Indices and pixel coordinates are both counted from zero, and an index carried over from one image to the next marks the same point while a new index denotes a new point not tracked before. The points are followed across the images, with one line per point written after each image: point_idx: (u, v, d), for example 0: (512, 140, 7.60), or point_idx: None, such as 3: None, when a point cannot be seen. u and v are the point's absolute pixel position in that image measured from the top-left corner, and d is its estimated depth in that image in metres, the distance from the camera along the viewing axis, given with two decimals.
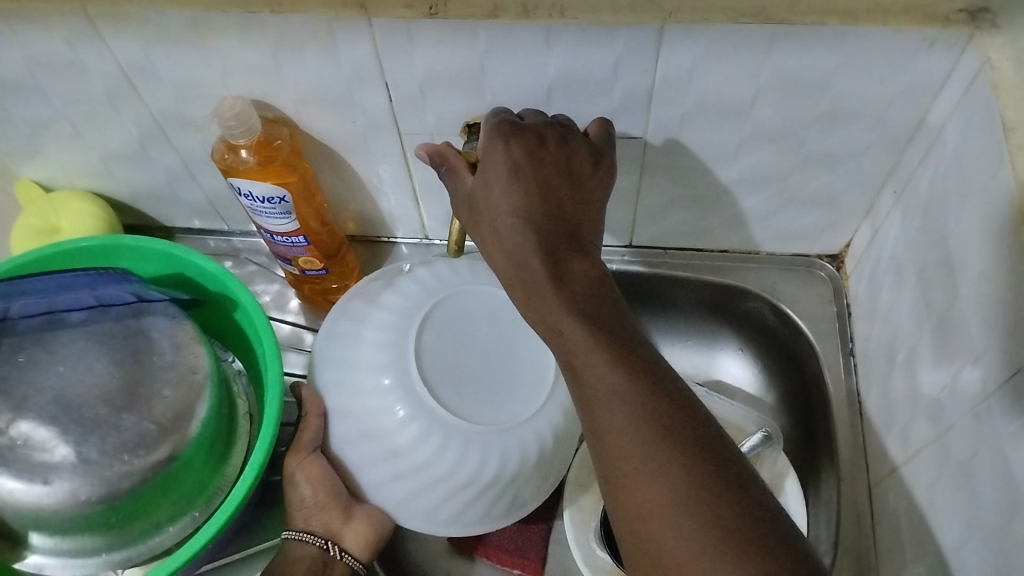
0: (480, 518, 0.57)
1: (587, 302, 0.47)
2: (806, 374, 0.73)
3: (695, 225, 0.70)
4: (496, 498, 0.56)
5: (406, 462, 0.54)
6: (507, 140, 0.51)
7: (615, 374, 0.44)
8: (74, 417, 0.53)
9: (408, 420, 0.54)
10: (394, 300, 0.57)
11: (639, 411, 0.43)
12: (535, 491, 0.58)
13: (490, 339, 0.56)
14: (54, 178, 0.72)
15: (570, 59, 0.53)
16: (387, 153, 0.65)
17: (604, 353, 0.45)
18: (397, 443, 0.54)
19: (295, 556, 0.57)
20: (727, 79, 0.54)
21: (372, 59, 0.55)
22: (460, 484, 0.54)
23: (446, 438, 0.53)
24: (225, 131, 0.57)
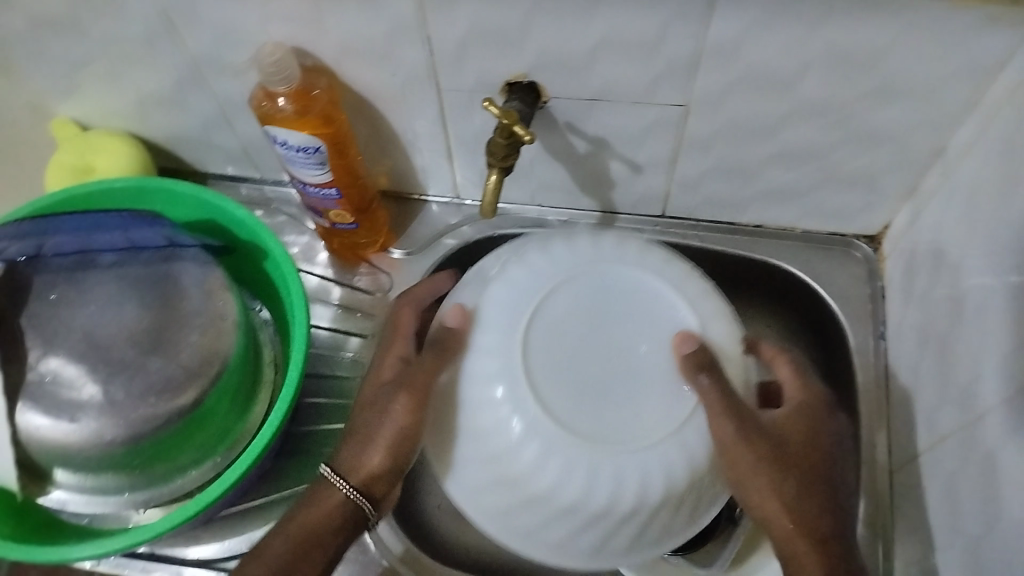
0: (592, 551, 0.52)
1: (801, 442, 0.52)
2: (833, 355, 0.72)
3: (731, 199, 0.69)
4: (607, 533, 0.50)
5: (523, 489, 0.50)
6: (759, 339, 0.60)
7: (814, 506, 0.51)
8: (102, 357, 0.54)
9: (523, 442, 0.50)
10: (514, 280, 0.54)
11: (829, 540, 0.50)
12: (663, 533, 0.52)
13: (612, 333, 0.53)
14: (91, 117, 0.71)
15: (616, 21, 0.52)
16: (425, 108, 0.64)
17: (801, 481, 0.51)
18: (499, 454, 0.51)
19: (326, 501, 0.53)
20: (775, 49, 0.53)
21: (414, 12, 0.54)
22: (566, 511, 0.50)
23: (555, 453, 0.49)
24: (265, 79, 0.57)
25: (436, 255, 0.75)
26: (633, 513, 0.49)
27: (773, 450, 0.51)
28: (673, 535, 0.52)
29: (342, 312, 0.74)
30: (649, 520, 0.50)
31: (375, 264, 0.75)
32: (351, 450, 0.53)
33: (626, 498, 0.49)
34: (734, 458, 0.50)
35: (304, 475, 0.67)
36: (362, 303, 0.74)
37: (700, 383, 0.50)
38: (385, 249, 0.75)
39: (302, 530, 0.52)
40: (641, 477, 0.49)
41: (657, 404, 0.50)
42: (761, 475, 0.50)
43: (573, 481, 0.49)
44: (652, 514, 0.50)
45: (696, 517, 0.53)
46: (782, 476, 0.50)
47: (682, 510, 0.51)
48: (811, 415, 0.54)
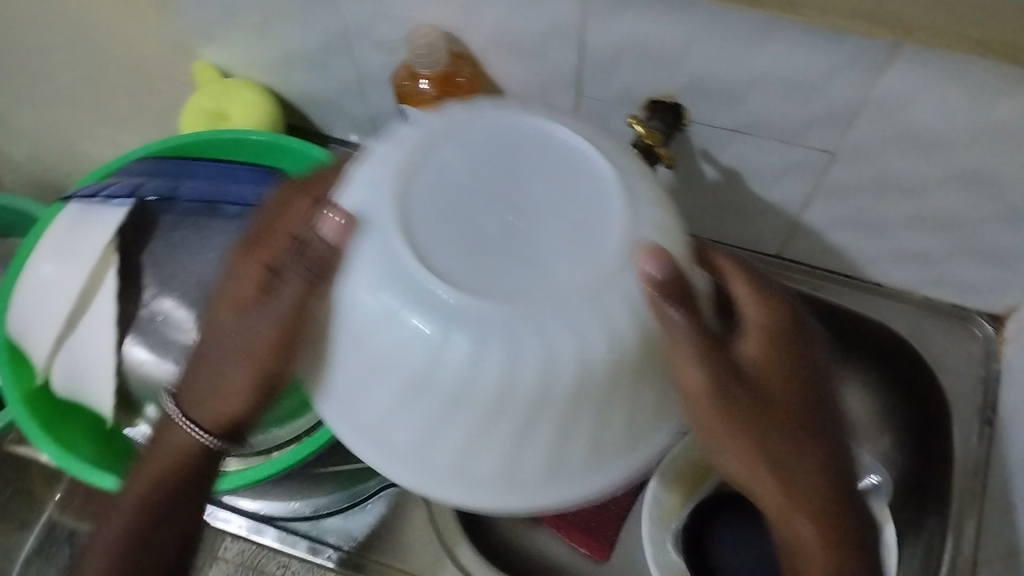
0: (516, 478, 0.42)
1: (791, 422, 0.42)
2: (931, 429, 0.69)
3: (855, 252, 0.67)
4: (492, 430, 0.41)
5: (431, 386, 0.40)
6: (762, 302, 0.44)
7: (809, 483, 0.42)
8: None
9: (402, 306, 0.39)
10: (394, 137, 0.44)
11: (827, 484, 0.42)
12: (586, 458, 0.42)
13: (486, 177, 0.42)
14: (232, 65, 0.73)
15: (784, 56, 0.50)
16: (562, 110, 0.63)
17: (820, 475, 0.42)
18: (375, 336, 0.40)
19: (163, 442, 0.50)
20: (946, 111, 0.50)
21: (578, 16, 0.53)
22: (454, 393, 0.40)
23: (481, 332, 0.38)
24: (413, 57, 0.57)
25: None
26: (550, 402, 0.40)
27: (754, 401, 0.41)
28: (604, 466, 0.43)
29: None
30: (608, 417, 0.41)
31: None
32: (193, 388, 0.46)
33: (562, 390, 0.39)
34: (708, 427, 0.41)
35: None
36: None
37: (691, 373, 0.40)
38: None
39: (146, 495, 0.50)
40: (575, 337, 0.38)
41: (565, 330, 0.38)
42: (722, 446, 0.42)
43: (462, 363, 0.39)
44: (578, 405, 0.40)
45: (655, 426, 0.43)
46: (776, 438, 0.41)
47: (585, 412, 0.40)
48: (783, 352, 0.43)
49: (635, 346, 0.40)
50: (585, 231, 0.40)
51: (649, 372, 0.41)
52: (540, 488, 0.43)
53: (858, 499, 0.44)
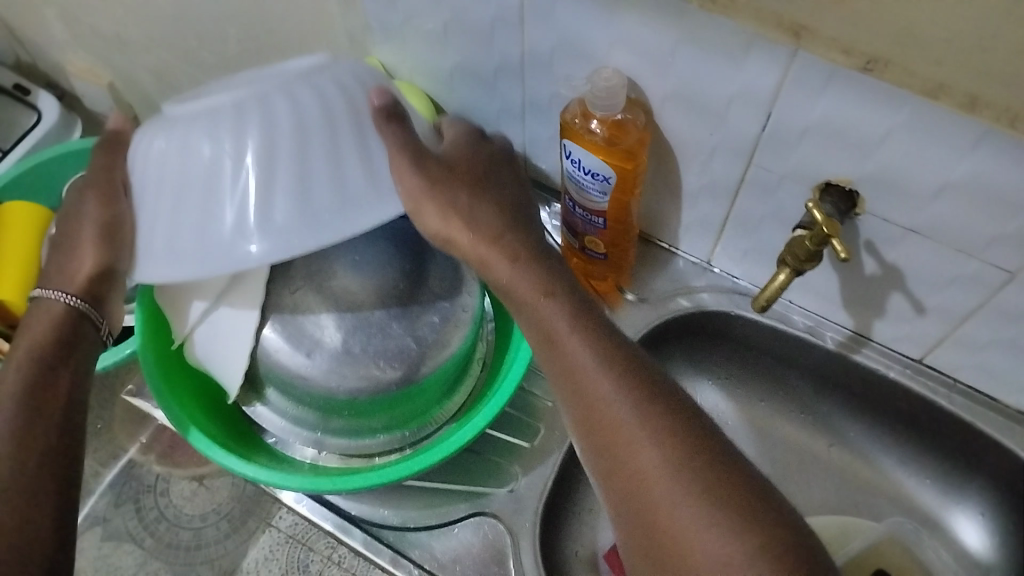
0: (314, 212, 0.51)
1: (557, 302, 0.52)
2: None
3: (1004, 376, 0.62)
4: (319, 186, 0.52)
5: (188, 147, 0.52)
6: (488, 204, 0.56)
7: (611, 386, 0.47)
8: (355, 308, 0.55)
9: (217, 139, 0.51)
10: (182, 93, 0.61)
11: (610, 369, 0.48)
12: (370, 183, 0.53)
13: (205, 88, 0.59)
14: (399, 66, 0.73)
15: (988, 167, 0.48)
16: (725, 174, 0.61)
17: (596, 349, 0.49)
18: (199, 155, 0.52)
19: (41, 310, 0.58)
20: None
21: (772, 87, 0.52)
22: (211, 161, 0.51)
23: (208, 111, 0.52)
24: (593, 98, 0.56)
25: (664, 313, 0.73)
26: (314, 138, 0.52)
27: (496, 229, 0.55)
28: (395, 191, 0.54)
29: None
30: (372, 154, 0.54)
31: (604, 299, 0.74)
32: (60, 264, 0.59)
33: (313, 117, 0.52)
34: (491, 261, 0.54)
35: (473, 478, 0.67)
36: None
37: (456, 202, 0.54)
38: (618, 289, 0.74)
39: (40, 344, 0.56)
40: (261, 107, 0.52)
41: (286, 98, 0.52)
42: (442, 206, 0.53)
43: (259, 123, 0.51)
44: (333, 128, 0.53)
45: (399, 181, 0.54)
46: (552, 313, 0.51)
47: (348, 135, 0.53)
48: (512, 192, 0.58)
49: (345, 114, 0.53)
50: (225, 81, 0.59)
51: (367, 125, 0.54)
52: (343, 217, 0.52)
53: (665, 400, 0.47)
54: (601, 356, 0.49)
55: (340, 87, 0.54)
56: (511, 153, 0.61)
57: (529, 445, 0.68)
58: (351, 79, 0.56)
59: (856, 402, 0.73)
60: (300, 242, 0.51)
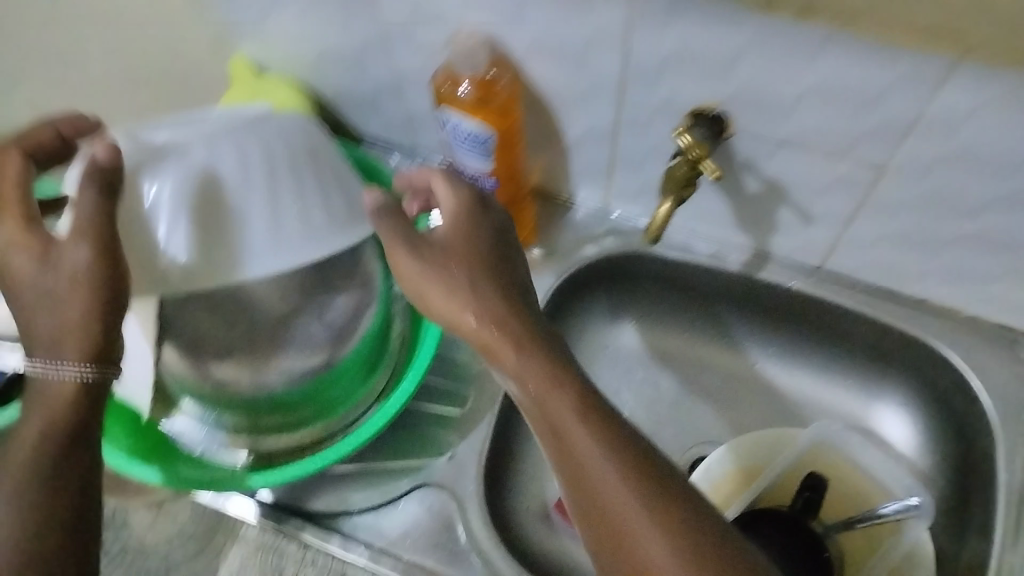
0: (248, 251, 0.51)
1: (546, 375, 0.46)
2: (973, 451, 0.66)
3: (899, 267, 0.65)
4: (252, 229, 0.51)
5: None
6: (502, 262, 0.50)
7: (623, 487, 0.42)
8: (254, 308, 0.54)
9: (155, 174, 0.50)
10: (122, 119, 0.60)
11: (609, 440, 0.43)
12: (304, 227, 0.53)
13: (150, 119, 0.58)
14: (267, 60, 0.72)
15: (834, 70, 0.49)
16: (601, 118, 0.62)
17: (593, 416, 0.44)
18: (129, 193, 0.50)
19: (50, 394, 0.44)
20: (1005, 133, 0.48)
21: (623, 24, 0.52)
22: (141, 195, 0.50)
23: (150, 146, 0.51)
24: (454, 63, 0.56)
25: (574, 262, 0.73)
26: (251, 180, 0.52)
27: (500, 307, 0.48)
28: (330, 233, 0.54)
29: None
30: (308, 196, 0.53)
31: None
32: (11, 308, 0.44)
33: (256, 165, 0.52)
34: (489, 343, 0.47)
35: (408, 454, 0.68)
36: None
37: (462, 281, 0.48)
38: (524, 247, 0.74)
39: (57, 420, 0.44)
40: (209, 147, 0.51)
41: (232, 142, 0.52)
42: (449, 285, 0.48)
43: (204, 166, 0.51)
44: (273, 173, 0.52)
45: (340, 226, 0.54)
46: (552, 401, 0.45)
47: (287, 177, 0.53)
48: (512, 272, 0.50)
49: (287, 160, 0.53)
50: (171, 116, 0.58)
51: (306, 174, 0.54)
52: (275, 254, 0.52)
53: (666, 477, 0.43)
54: (598, 425, 0.44)
55: (282, 135, 0.54)
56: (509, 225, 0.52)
57: (460, 411, 0.69)
58: (292, 125, 0.55)
59: (771, 319, 0.75)
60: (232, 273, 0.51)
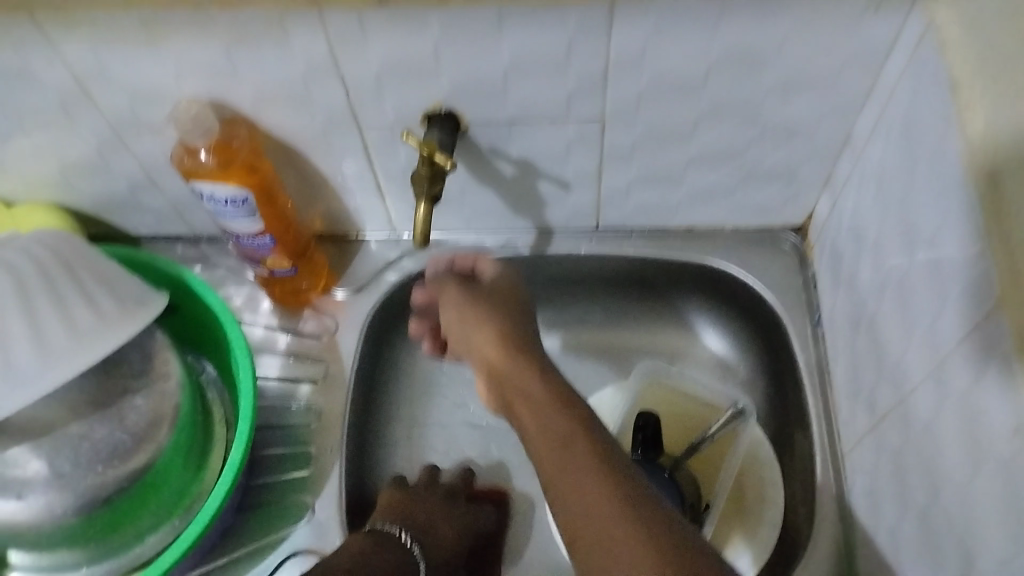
0: (19, 370, 0.51)
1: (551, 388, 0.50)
2: (777, 345, 0.72)
3: (660, 204, 0.71)
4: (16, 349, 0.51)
5: None
6: (504, 301, 0.59)
7: (585, 453, 0.44)
8: (48, 431, 0.52)
9: None
10: None
11: (564, 413, 0.47)
12: (72, 339, 0.53)
13: None
14: (13, 192, 0.71)
15: (522, 45, 0.54)
16: (350, 149, 0.65)
17: (547, 398, 0.49)
18: None
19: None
20: (680, 56, 0.55)
21: (327, 56, 0.56)
22: None
23: None
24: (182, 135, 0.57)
25: (380, 293, 0.75)
26: (0, 304, 0.51)
27: (524, 354, 0.53)
28: (102, 337, 0.54)
29: (292, 359, 0.73)
30: (68, 303, 0.53)
31: (319, 306, 0.75)
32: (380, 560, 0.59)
33: (3, 290, 0.52)
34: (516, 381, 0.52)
35: (268, 531, 0.65)
36: (311, 348, 0.73)
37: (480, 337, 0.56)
38: (327, 291, 0.75)
39: None
40: None
41: None
42: (483, 321, 0.57)
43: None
44: (26, 294, 0.52)
45: (111, 326, 0.54)
46: (539, 403, 0.48)
47: (40, 292, 0.53)
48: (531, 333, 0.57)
49: (36, 276, 0.53)
50: None
51: (59, 281, 0.54)
52: (47, 373, 0.51)
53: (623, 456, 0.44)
54: (547, 406, 0.48)
55: (27, 254, 0.54)
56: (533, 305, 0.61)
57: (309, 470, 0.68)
58: (37, 243, 0.55)
59: (578, 290, 0.79)
60: (9, 403, 0.50)
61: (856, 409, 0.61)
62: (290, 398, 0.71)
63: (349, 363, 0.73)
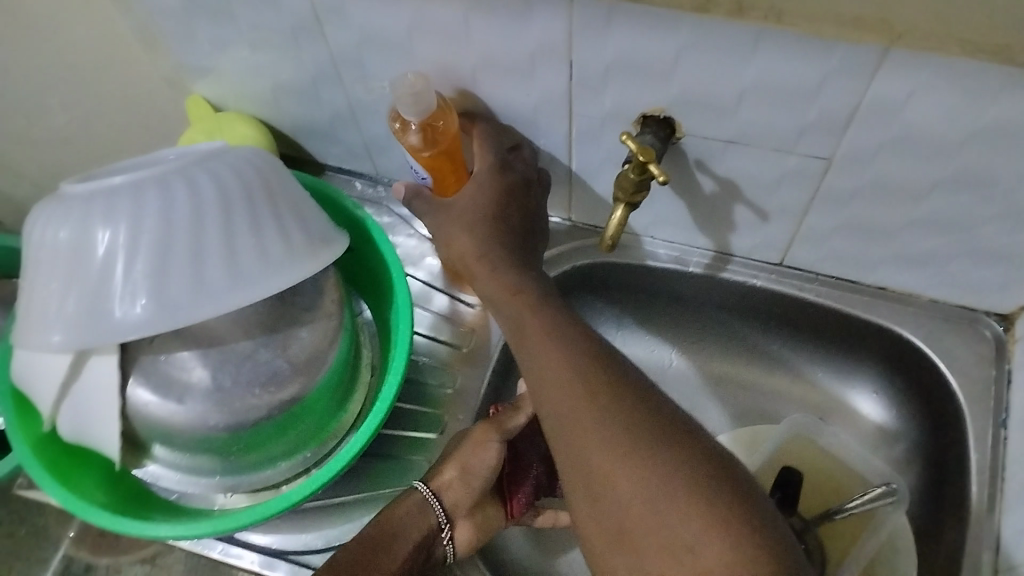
0: (209, 283, 0.51)
1: (567, 345, 0.52)
2: (946, 433, 0.67)
3: (856, 256, 0.66)
4: (210, 261, 0.51)
5: (73, 234, 0.50)
6: (496, 167, 0.62)
7: (595, 411, 0.47)
8: (219, 342, 0.53)
9: (106, 222, 0.50)
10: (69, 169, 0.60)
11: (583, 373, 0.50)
12: (261, 262, 0.53)
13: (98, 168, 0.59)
14: (224, 98, 0.73)
15: (771, 68, 0.50)
16: (554, 129, 0.63)
17: (575, 354, 0.51)
18: (77, 248, 0.50)
19: (414, 521, 0.58)
20: (940, 116, 0.50)
21: (564, 37, 0.53)
22: (96, 244, 0.50)
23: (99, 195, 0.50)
24: (403, 108, 0.57)
25: None
26: (204, 214, 0.52)
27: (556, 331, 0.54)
28: (290, 267, 0.54)
29: (441, 321, 0.73)
30: (262, 226, 0.54)
31: None
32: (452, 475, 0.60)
33: (209, 199, 0.52)
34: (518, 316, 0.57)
35: (388, 484, 0.66)
36: (461, 316, 0.73)
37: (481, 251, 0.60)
38: None
39: (410, 538, 0.58)
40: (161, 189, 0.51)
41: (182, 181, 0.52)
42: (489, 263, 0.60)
43: (156, 208, 0.50)
44: (228, 209, 0.52)
45: (298, 258, 0.54)
46: (559, 367, 0.51)
47: (240, 209, 0.53)
48: (524, 213, 0.63)
49: (238, 193, 0.53)
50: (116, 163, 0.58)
51: (258, 204, 0.54)
52: (233, 292, 0.51)
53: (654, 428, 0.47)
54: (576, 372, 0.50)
55: (235, 171, 0.54)
56: (529, 180, 0.64)
57: (436, 436, 0.68)
58: (245, 161, 0.55)
59: (740, 321, 0.76)
60: (194, 315, 0.50)
61: None
62: (435, 357, 0.71)
63: (496, 338, 0.71)
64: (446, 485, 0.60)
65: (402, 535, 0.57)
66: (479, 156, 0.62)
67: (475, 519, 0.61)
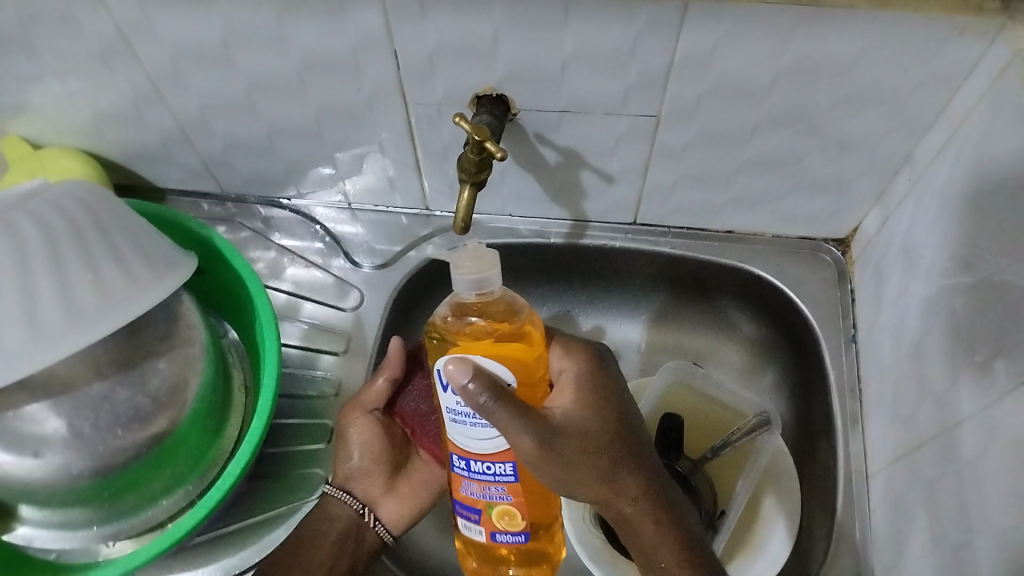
0: (45, 327, 0.48)
1: (641, 485, 0.54)
2: (804, 358, 0.71)
3: (701, 206, 0.69)
4: (42, 306, 0.49)
5: None
6: (600, 361, 0.58)
7: (647, 511, 0.54)
8: (70, 389, 0.51)
9: None
10: None
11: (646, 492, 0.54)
12: (99, 297, 0.51)
13: None
14: (42, 134, 0.69)
15: (585, 35, 0.52)
16: (392, 121, 0.63)
17: (629, 479, 0.54)
18: None
19: (333, 512, 0.60)
20: (747, 62, 0.53)
21: (382, 28, 0.53)
22: None
23: None
24: (460, 276, 0.49)
25: (407, 269, 0.74)
26: (30, 259, 0.49)
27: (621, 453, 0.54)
28: (133, 300, 0.52)
29: (313, 329, 0.72)
30: (97, 261, 0.51)
31: (344, 276, 0.74)
32: (348, 466, 0.63)
33: (33, 243, 0.50)
34: (573, 454, 0.51)
35: (281, 501, 0.65)
36: (333, 320, 0.72)
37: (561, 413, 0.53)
38: (354, 263, 0.74)
39: (337, 530, 0.60)
40: None
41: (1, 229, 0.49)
42: (599, 413, 0.54)
43: None
44: (56, 250, 0.50)
45: (140, 288, 0.53)
46: (621, 484, 0.53)
47: (69, 248, 0.51)
48: (625, 407, 0.56)
49: (66, 232, 0.51)
50: None
51: (90, 240, 0.52)
52: (72, 332, 0.49)
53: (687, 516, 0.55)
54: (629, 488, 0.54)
55: (59, 210, 0.52)
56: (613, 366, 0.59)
57: (325, 445, 0.67)
58: (68, 197, 0.53)
59: (607, 284, 0.78)
60: (32, 363, 0.48)
61: (890, 429, 0.60)
62: (312, 367, 0.71)
63: (371, 337, 0.71)
64: (344, 475, 0.63)
65: (326, 529, 0.59)
66: (568, 361, 0.58)
67: (398, 493, 0.64)
